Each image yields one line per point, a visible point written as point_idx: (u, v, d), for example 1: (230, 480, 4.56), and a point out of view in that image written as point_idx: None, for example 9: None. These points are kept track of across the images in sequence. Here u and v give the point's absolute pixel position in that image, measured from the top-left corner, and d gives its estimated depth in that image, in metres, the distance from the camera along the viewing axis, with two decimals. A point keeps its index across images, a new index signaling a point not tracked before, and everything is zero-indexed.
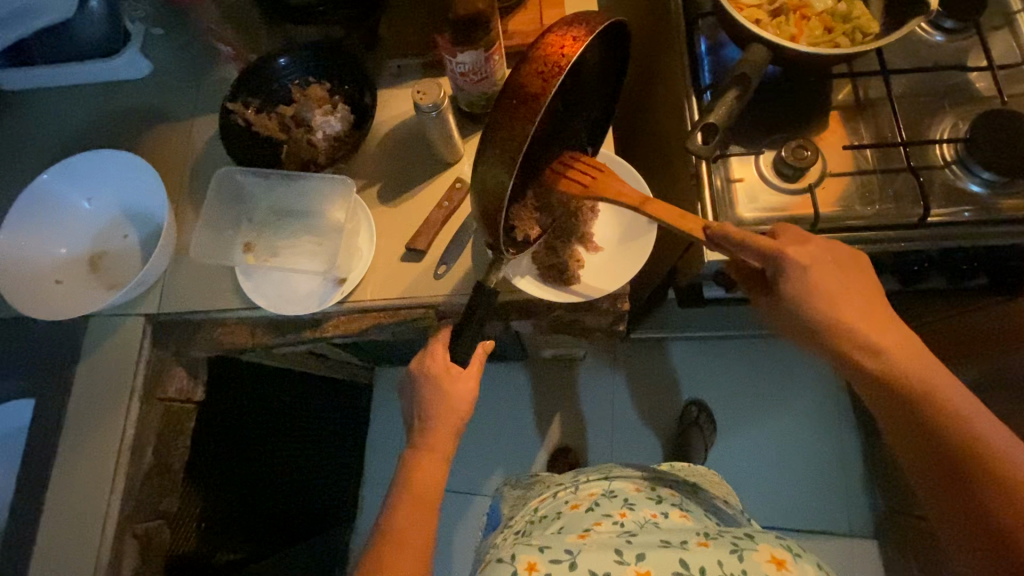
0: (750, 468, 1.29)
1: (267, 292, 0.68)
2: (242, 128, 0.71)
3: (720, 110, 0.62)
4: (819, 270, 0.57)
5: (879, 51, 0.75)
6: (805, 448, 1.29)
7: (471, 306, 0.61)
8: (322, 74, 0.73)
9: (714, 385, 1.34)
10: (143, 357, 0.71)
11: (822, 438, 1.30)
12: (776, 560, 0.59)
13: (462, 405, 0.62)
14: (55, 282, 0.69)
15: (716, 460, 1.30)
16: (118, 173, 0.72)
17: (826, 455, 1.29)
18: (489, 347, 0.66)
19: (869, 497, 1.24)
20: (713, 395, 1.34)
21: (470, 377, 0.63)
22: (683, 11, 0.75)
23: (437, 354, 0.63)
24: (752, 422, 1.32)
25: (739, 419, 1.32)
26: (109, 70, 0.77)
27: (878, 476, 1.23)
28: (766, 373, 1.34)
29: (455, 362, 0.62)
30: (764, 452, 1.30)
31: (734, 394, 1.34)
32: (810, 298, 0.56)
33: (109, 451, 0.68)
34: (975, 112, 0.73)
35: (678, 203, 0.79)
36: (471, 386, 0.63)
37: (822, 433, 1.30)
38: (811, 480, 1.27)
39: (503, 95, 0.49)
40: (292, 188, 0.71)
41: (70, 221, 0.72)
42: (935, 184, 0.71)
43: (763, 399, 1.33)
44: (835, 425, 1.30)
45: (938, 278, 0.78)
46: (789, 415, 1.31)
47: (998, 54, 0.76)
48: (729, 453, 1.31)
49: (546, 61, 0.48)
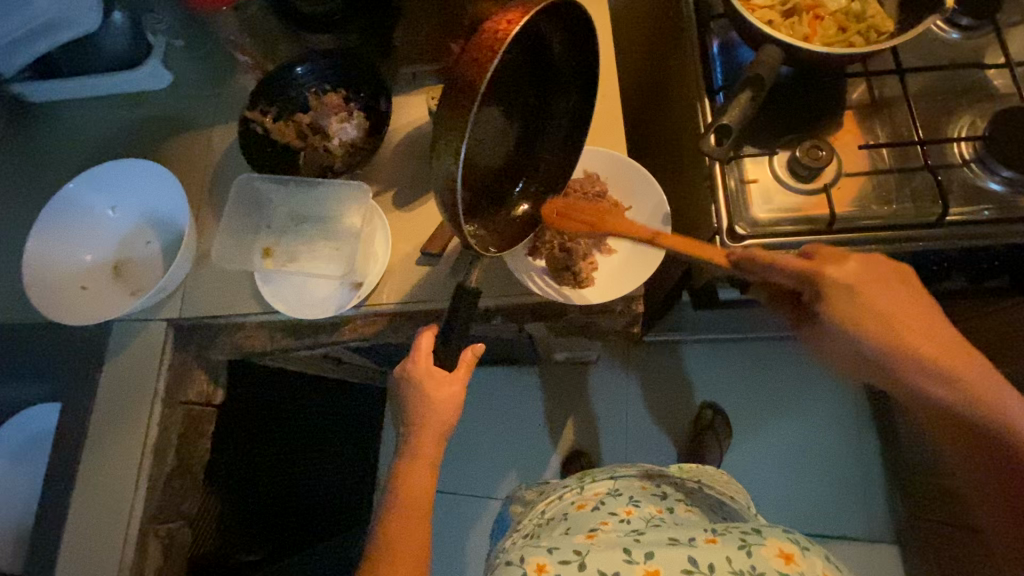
0: (767, 471, 1.28)
1: (287, 297, 0.70)
2: (261, 136, 0.72)
3: (734, 111, 0.61)
4: (874, 290, 0.56)
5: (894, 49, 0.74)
6: (823, 450, 1.28)
7: (453, 308, 0.59)
8: (337, 82, 0.74)
9: (730, 388, 1.34)
10: (168, 361, 0.72)
11: (841, 441, 1.28)
12: (784, 555, 0.59)
13: (456, 399, 0.63)
14: (81, 288, 0.71)
15: (732, 463, 1.29)
16: (140, 181, 0.74)
17: (845, 458, 1.27)
18: (481, 350, 0.65)
19: (889, 501, 1.23)
20: (728, 397, 1.33)
21: (456, 381, 0.63)
22: (695, 14, 0.76)
23: (419, 357, 0.62)
24: (768, 425, 1.31)
25: (755, 421, 1.31)
26: (133, 81, 0.79)
27: (898, 479, 1.22)
28: (782, 375, 1.33)
29: (438, 366, 0.62)
30: (780, 454, 1.29)
31: (750, 396, 1.33)
32: (863, 319, 0.56)
33: (134, 454, 0.69)
34: (993, 109, 0.73)
35: (691, 205, 0.79)
36: (456, 390, 0.62)
37: (841, 435, 1.28)
38: (830, 483, 1.26)
39: (446, 86, 0.47)
40: (310, 194, 0.72)
41: (94, 228, 0.74)
42: (954, 183, 0.70)
43: (777, 400, 1.32)
44: (853, 427, 1.29)
45: (958, 277, 0.77)
46: (806, 418, 1.30)
47: (1017, 51, 0.75)
48: (746, 455, 1.29)
49: (486, 46, 0.46)
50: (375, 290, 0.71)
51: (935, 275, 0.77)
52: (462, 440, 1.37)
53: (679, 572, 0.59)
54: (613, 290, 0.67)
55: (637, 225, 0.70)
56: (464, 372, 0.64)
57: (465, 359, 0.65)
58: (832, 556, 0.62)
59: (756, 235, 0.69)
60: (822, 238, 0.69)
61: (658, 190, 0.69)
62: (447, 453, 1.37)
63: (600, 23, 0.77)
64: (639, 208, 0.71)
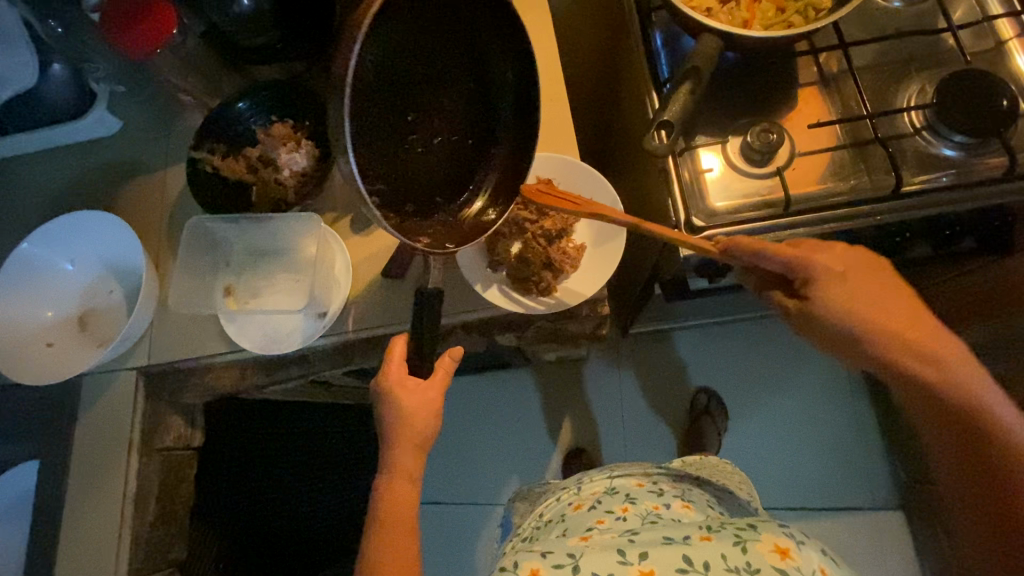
0: (765, 451, 1.28)
1: (258, 335, 0.69)
2: (211, 175, 0.72)
3: (674, 106, 0.62)
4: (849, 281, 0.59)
5: (835, 24, 0.74)
6: (820, 423, 1.28)
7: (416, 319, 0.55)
8: (282, 113, 0.74)
9: (722, 373, 1.34)
10: (140, 407, 0.72)
11: (837, 411, 1.28)
12: (780, 550, 0.58)
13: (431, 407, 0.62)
14: (46, 344, 0.70)
15: (730, 445, 1.29)
16: (97, 232, 0.73)
17: (843, 428, 1.27)
18: (457, 354, 0.63)
19: (888, 469, 1.23)
20: (721, 381, 1.33)
21: (434, 388, 0.62)
22: (637, 7, 0.75)
23: (394, 367, 0.61)
24: (763, 402, 1.31)
25: (750, 402, 1.31)
26: (81, 131, 0.78)
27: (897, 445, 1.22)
28: (773, 352, 1.33)
29: (411, 376, 0.60)
30: (778, 433, 1.29)
31: (743, 378, 1.33)
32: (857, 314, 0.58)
33: (113, 505, 0.69)
34: (940, 74, 0.72)
35: (650, 200, 0.79)
36: (435, 397, 0.62)
37: (837, 405, 1.29)
38: (830, 455, 1.26)
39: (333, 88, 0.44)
40: (263, 228, 0.71)
41: (55, 283, 0.73)
42: (907, 152, 0.70)
43: (770, 380, 1.32)
44: (847, 400, 1.29)
45: (924, 245, 0.78)
46: (799, 392, 1.30)
47: (958, 14, 0.75)
48: (744, 435, 1.29)
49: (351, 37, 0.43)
50: (340, 318, 0.70)
51: (900, 245, 0.77)
52: (461, 450, 1.37)
53: (674, 571, 0.58)
54: (568, 298, 0.67)
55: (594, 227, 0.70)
56: (441, 376, 0.63)
57: (442, 365, 0.64)
58: (829, 549, 0.62)
59: (713, 225, 0.68)
60: (780, 222, 0.68)
61: (611, 189, 0.69)
62: (448, 465, 1.36)
63: (541, 25, 0.77)
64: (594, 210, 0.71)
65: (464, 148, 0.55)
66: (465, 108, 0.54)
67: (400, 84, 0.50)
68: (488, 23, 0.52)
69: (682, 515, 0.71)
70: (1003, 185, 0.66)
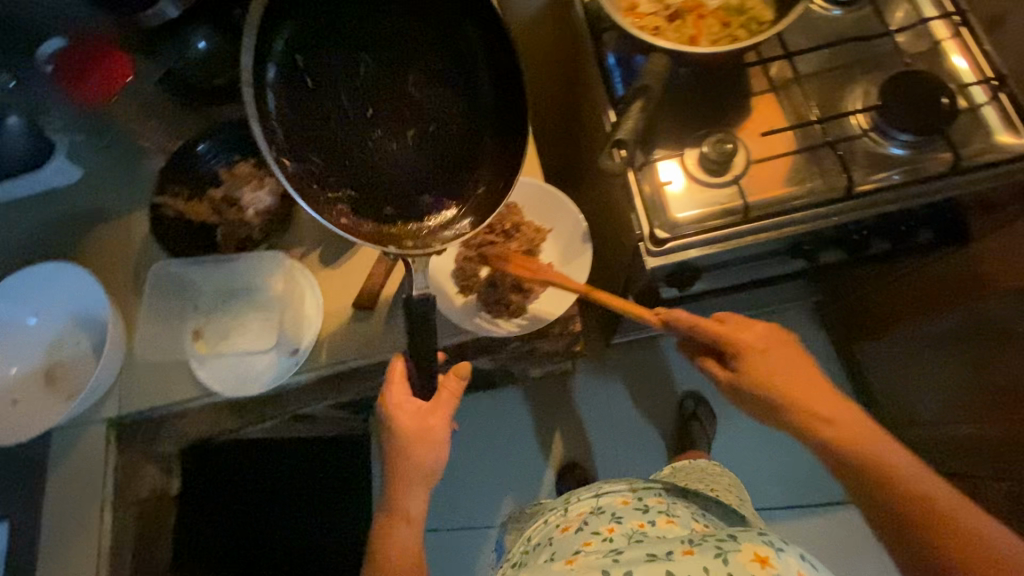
0: (759, 450, 1.28)
1: (227, 387, 0.68)
2: (174, 219, 0.71)
3: (627, 124, 0.62)
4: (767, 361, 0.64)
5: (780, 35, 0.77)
6: None
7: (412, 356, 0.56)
8: (244, 152, 0.74)
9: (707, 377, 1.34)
10: (112, 462, 0.70)
11: None
12: (760, 558, 0.58)
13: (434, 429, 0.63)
14: (12, 401, 0.69)
15: (722, 447, 1.29)
16: (60, 284, 0.72)
17: None
18: (463, 370, 0.62)
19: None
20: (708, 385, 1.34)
21: (442, 412, 0.62)
22: (589, 29, 0.77)
23: (393, 388, 0.61)
24: None
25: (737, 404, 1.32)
26: (41, 181, 0.77)
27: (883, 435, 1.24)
28: None
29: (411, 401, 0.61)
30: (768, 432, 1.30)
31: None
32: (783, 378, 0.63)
33: (87, 564, 0.67)
34: (883, 76, 0.75)
35: (616, 214, 0.80)
36: (443, 420, 0.62)
37: None
38: None
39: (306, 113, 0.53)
40: (232, 270, 0.72)
41: (19, 338, 0.72)
42: (858, 153, 0.72)
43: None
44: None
45: (885, 240, 0.80)
46: None
47: (895, 18, 0.78)
48: (736, 436, 1.30)
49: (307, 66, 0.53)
50: (313, 353, 0.70)
51: (861, 242, 0.79)
52: (454, 474, 1.35)
53: None
54: (540, 317, 0.68)
55: (561, 245, 0.72)
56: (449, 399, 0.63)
57: (447, 385, 0.63)
58: (807, 555, 0.61)
59: (675, 238, 0.69)
60: (739, 229, 0.70)
61: (574, 209, 0.71)
62: (442, 489, 1.34)
63: None
64: (559, 230, 0.73)
65: (457, 142, 0.57)
66: (462, 107, 0.57)
67: (381, 95, 0.56)
68: (470, 28, 0.56)
69: (667, 532, 0.71)
70: (950, 179, 0.69)
